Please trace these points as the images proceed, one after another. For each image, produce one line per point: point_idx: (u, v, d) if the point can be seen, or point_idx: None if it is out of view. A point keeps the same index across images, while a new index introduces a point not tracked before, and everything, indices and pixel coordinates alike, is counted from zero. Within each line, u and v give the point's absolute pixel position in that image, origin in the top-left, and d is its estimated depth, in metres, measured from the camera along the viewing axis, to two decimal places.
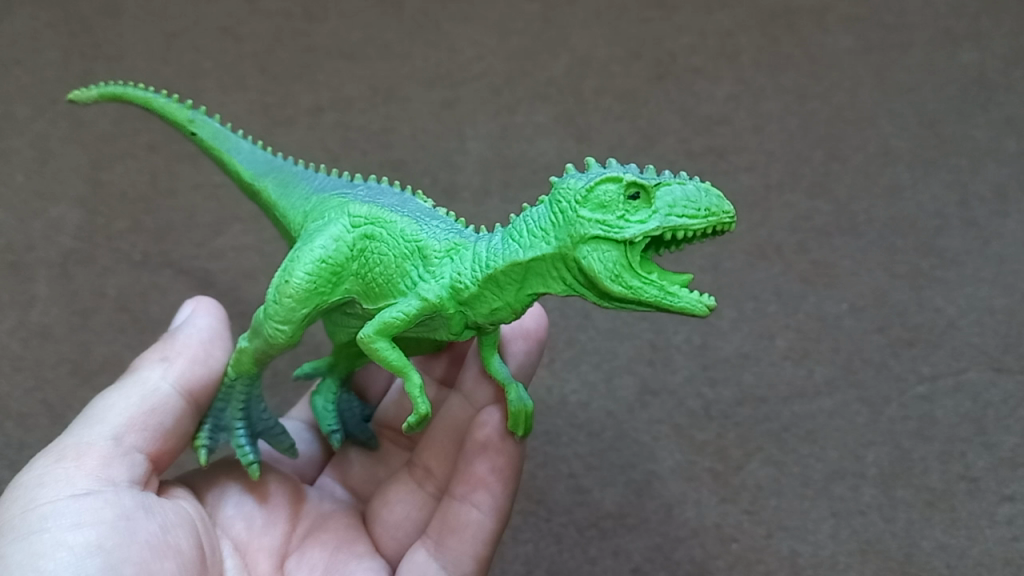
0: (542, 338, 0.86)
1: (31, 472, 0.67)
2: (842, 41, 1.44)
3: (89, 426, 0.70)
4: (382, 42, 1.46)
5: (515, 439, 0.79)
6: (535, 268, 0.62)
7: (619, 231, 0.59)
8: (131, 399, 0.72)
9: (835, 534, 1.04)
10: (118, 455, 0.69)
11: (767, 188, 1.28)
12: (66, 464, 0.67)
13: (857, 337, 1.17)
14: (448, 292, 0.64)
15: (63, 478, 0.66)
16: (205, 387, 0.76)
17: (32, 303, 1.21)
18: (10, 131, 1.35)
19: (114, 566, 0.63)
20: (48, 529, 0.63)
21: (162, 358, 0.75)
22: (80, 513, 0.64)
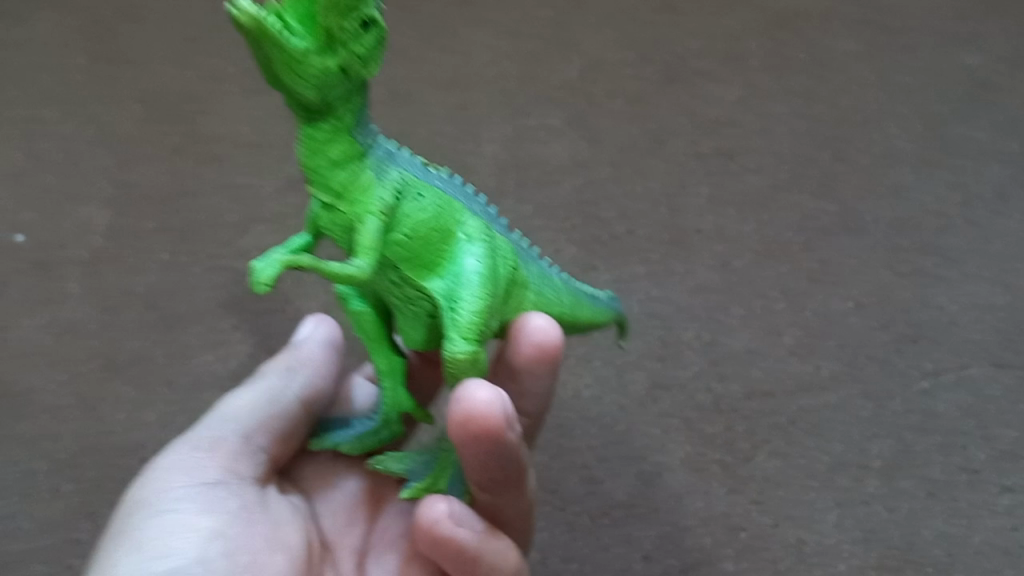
0: (506, 427, 0.62)
1: (168, 461, 0.75)
2: (848, 45, 1.48)
3: (220, 424, 0.78)
4: (399, 46, 1.50)
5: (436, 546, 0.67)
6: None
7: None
8: (257, 401, 0.80)
9: (839, 523, 1.07)
10: (243, 451, 0.77)
11: (774, 189, 1.32)
12: (197, 459, 0.75)
13: (862, 334, 1.20)
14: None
15: (197, 467, 0.74)
16: (318, 396, 0.83)
17: (63, 300, 1.26)
18: (41, 134, 1.41)
19: (231, 553, 0.69)
20: (177, 510, 0.70)
21: (288, 366, 0.83)
22: (207, 503, 0.72)
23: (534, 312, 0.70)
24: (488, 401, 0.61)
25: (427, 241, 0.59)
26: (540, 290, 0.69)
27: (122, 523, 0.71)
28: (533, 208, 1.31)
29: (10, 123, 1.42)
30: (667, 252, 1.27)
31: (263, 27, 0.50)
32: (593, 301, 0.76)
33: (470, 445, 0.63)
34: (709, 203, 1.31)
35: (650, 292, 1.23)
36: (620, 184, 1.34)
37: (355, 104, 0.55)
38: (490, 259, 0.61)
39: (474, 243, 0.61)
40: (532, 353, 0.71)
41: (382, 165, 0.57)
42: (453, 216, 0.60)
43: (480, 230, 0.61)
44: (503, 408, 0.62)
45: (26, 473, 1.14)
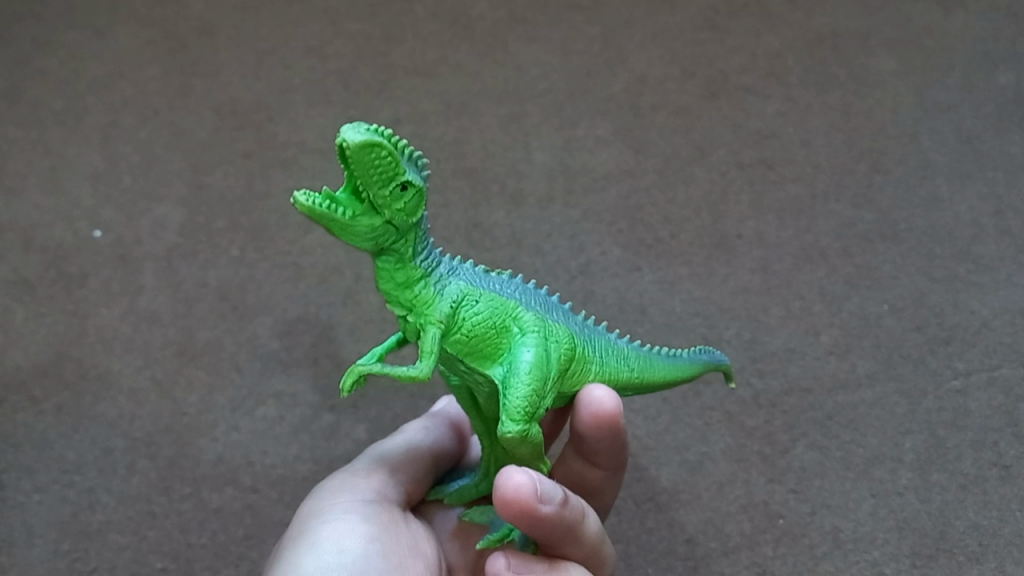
0: (538, 504, 0.63)
1: (327, 485, 0.83)
2: (885, 63, 1.55)
3: (368, 459, 0.87)
4: (455, 60, 1.59)
5: None
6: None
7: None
8: (398, 443, 0.89)
9: (874, 512, 1.12)
10: (391, 479, 0.85)
11: (813, 198, 1.38)
12: (354, 482, 0.83)
13: (897, 335, 1.25)
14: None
15: (353, 487, 0.82)
16: (446, 452, 0.91)
17: (140, 292, 1.35)
18: (119, 139, 1.51)
19: (387, 554, 0.76)
20: (342, 518, 0.77)
21: (425, 424, 0.92)
22: (366, 514, 0.79)
23: (593, 384, 0.69)
24: (520, 485, 0.63)
25: (485, 335, 0.62)
26: (607, 363, 0.70)
27: (292, 534, 0.78)
28: (581, 213, 1.38)
29: (91, 128, 1.52)
30: (709, 255, 1.33)
31: (315, 212, 0.56)
32: (672, 361, 0.75)
33: (512, 522, 0.65)
34: (750, 210, 1.38)
35: (692, 293, 1.29)
36: (664, 191, 1.40)
37: (408, 239, 0.60)
38: (545, 348, 0.63)
39: (529, 335, 0.63)
40: (593, 421, 0.71)
41: (439, 280, 0.62)
42: (508, 313, 0.63)
43: (535, 322, 0.64)
44: (538, 489, 0.63)
45: (105, 450, 1.21)
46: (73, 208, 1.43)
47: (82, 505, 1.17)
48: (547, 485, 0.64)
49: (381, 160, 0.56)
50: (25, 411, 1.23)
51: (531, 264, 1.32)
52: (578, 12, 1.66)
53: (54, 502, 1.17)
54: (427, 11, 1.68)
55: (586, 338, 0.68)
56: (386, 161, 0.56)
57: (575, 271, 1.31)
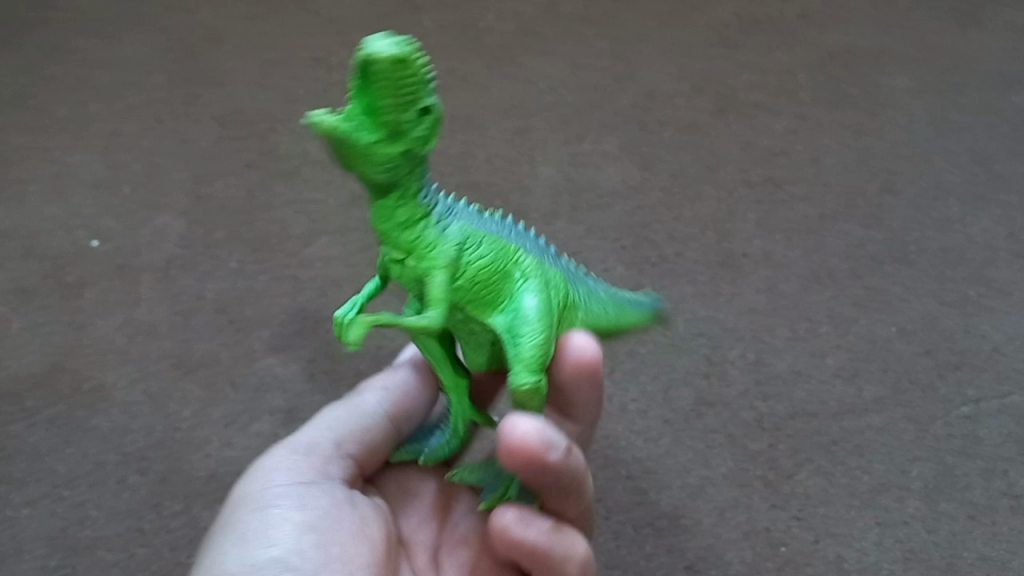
0: (549, 451, 0.63)
1: (265, 467, 0.78)
2: (898, 82, 1.52)
3: (318, 430, 0.81)
4: (462, 73, 1.57)
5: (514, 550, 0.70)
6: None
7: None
8: (351, 411, 0.82)
9: (880, 542, 1.09)
10: (335, 457, 0.79)
11: (822, 218, 1.36)
12: (292, 465, 0.77)
13: (907, 360, 1.23)
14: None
15: (291, 468, 0.77)
16: (411, 411, 0.82)
17: (138, 303, 1.33)
18: (122, 147, 1.50)
19: (324, 545, 0.71)
20: (276, 507, 0.73)
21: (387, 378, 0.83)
22: (302, 500, 0.74)
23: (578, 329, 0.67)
24: (526, 432, 0.62)
25: (487, 282, 0.59)
26: (595, 309, 0.67)
27: (224, 524, 0.74)
28: (585, 229, 1.35)
29: (94, 135, 1.51)
30: (714, 274, 1.31)
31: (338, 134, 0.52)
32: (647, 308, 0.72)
33: (517, 467, 0.64)
34: (757, 229, 1.35)
35: (697, 312, 1.27)
36: (670, 209, 1.38)
37: (414, 174, 0.56)
38: (548, 295, 0.61)
39: (531, 281, 0.60)
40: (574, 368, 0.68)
41: (440, 222, 0.58)
42: (509, 257, 0.60)
43: (536, 267, 0.61)
44: (544, 437, 0.62)
45: (97, 463, 1.20)
46: (74, 217, 1.42)
47: (71, 521, 1.15)
48: (555, 434, 0.64)
49: (406, 82, 0.52)
50: (18, 422, 1.22)
51: None
52: (588, 26, 1.64)
53: (43, 517, 1.16)
54: (435, 21, 1.65)
55: (575, 283, 0.66)
56: (411, 83, 0.52)
57: None
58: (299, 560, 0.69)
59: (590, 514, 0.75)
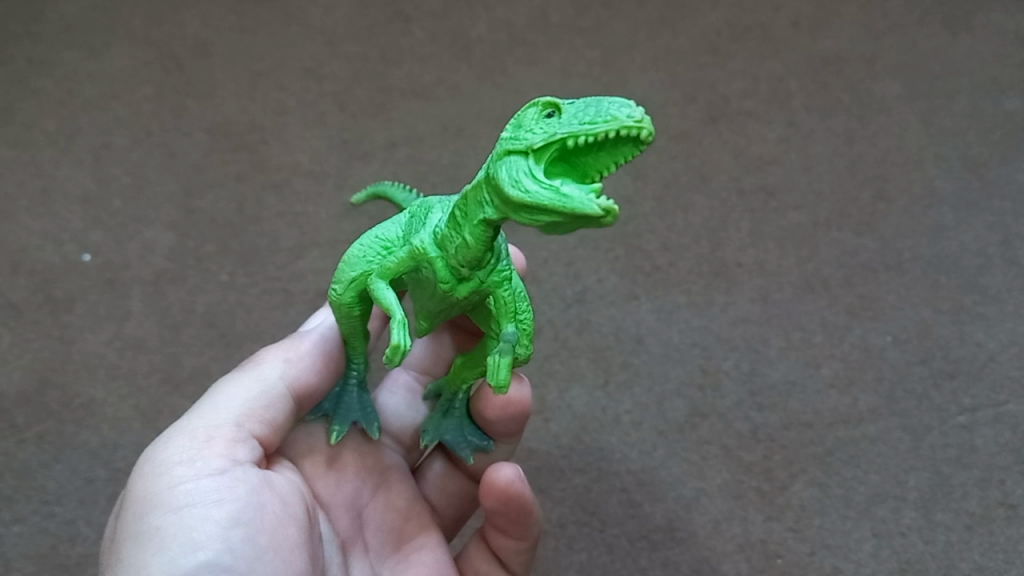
0: (527, 399, 0.83)
1: (166, 454, 0.72)
2: (890, 88, 1.51)
3: (217, 410, 0.75)
4: (452, 83, 1.56)
5: (500, 504, 0.82)
6: (475, 198, 0.62)
7: (527, 143, 0.58)
8: (250, 390, 0.76)
9: (876, 553, 1.11)
10: (240, 438, 0.74)
11: (815, 226, 1.35)
12: (198, 449, 0.72)
13: (901, 368, 1.23)
14: (432, 240, 0.66)
15: (199, 459, 0.71)
16: (313, 393, 0.80)
17: (127, 317, 1.33)
18: (110, 160, 1.49)
19: (253, 538, 0.70)
20: (194, 504, 0.69)
21: (284, 352, 0.79)
22: (219, 491, 0.70)
23: None
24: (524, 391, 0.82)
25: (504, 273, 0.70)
26: None
27: (131, 522, 0.68)
28: (577, 239, 1.33)
29: (82, 149, 1.49)
30: (708, 284, 1.30)
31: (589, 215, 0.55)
32: None
33: (508, 415, 0.83)
34: (750, 237, 1.34)
35: (691, 322, 1.27)
36: (663, 218, 1.35)
37: None
38: None
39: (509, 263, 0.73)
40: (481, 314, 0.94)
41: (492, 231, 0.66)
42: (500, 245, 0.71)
43: None
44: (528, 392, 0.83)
45: (87, 481, 1.20)
46: (62, 231, 1.41)
47: (61, 537, 1.16)
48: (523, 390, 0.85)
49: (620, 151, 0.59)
50: (7, 439, 1.22)
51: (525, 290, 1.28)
52: (578, 34, 1.60)
53: (33, 533, 1.16)
54: (426, 31, 1.64)
55: None
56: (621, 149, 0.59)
57: (571, 300, 1.28)
58: (232, 560, 0.67)
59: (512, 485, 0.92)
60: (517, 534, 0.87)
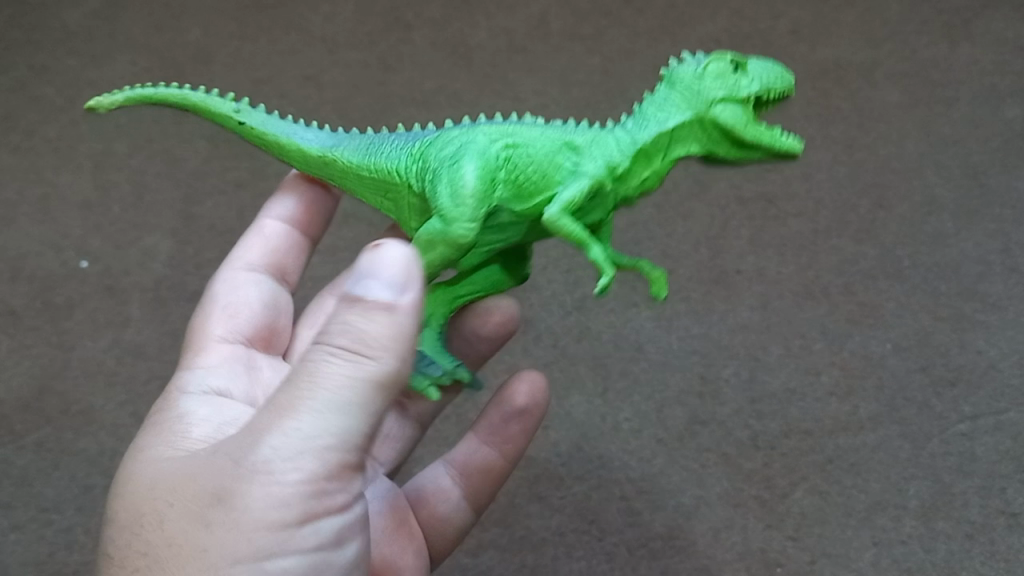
0: (511, 322, 0.96)
1: (283, 484, 0.58)
2: (890, 95, 1.51)
3: (326, 431, 0.58)
4: (452, 91, 1.56)
5: (529, 405, 0.95)
6: (678, 136, 0.67)
7: (744, 90, 0.67)
8: (364, 405, 0.58)
9: (876, 562, 1.10)
10: (351, 459, 0.60)
11: (815, 234, 1.35)
12: (327, 486, 0.60)
13: (901, 376, 1.23)
14: (605, 171, 0.65)
15: (319, 495, 0.60)
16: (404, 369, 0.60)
17: (126, 324, 1.32)
18: (110, 166, 1.49)
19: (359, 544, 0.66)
20: (320, 540, 0.61)
21: (395, 347, 0.57)
22: (339, 520, 0.62)
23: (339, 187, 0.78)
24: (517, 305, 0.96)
25: None
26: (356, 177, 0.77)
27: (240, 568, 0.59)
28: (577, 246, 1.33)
29: (82, 156, 1.49)
30: (708, 291, 1.30)
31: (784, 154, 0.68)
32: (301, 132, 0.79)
33: (500, 335, 0.95)
34: (750, 244, 1.34)
35: (691, 330, 1.27)
36: (663, 225, 1.35)
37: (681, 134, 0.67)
38: None
39: None
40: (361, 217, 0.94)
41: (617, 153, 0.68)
42: None
43: None
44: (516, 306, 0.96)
45: (85, 488, 1.19)
46: (62, 238, 1.41)
47: (58, 545, 1.15)
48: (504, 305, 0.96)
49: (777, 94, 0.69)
50: (7, 447, 1.22)
51: (526, 299, 1.29)
52: (578, 42, 1.61)
53: (31, 541, 1.16)
54: (426, 38, 1.64)
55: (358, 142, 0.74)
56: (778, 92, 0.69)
57: (571, 307, 1.29)
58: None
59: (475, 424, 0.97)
60: (514, 449, 0.96)
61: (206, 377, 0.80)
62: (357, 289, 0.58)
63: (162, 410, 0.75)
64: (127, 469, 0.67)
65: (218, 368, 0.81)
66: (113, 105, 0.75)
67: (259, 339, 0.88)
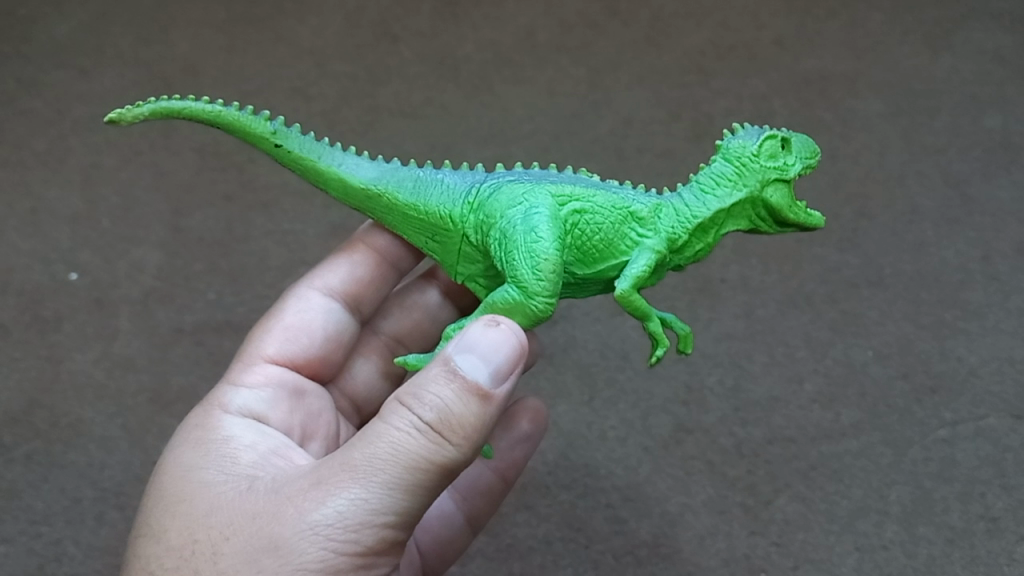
0: None
1: (340, 545, 0.61)
2: (872, 106, 1.53)
3: (392, 498, 0.62)
4: (440, 103, 1.57)
5: (533, 430, 0.98)
6: (732, 213, 0.70)
7: (792, 170, 0.70)
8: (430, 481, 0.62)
9: (858, 567, 1.11)
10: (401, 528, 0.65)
11: (798, 243, 1.37)
12: (373, 557, 0.64)
13: (883, 383, 1.25)
14: (666, 245, 0.68)
15: (365, 559, 0.63)
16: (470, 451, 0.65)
17: (115, 337, 1.33)
18: (99, 179, 1.49)
19: None
20: None
21: (475, 429, 0.62)
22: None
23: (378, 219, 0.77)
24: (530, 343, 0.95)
25: None
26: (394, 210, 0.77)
27: None
28: None
29: (71, 168, 1.50)
30: (692, 300, 1.31)
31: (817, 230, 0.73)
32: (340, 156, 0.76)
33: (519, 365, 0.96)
34: (734, 254, 1.35)
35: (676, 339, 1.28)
36: None
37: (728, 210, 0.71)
38: None
39: None
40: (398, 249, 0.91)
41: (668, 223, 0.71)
42: None
43: None
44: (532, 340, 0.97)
45: (74, 499, 1.20)
46: (51, 251, 1.42)
47: (47, 557, 1.15)
48: None
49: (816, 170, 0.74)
50: None
51: None
52: (564, 54, 1.62)
53: (20, 553, 1.16)
54: (414, 51, 1.65)
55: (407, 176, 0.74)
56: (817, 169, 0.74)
57: (557, 317, 1.30)
58: None
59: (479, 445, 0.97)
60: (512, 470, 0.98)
61: (246, 400, 0.80)
62: (457, 363, 0.62)
63: (205, 427, 0.75)
64: (183, 488, 0.68)
65: (259, 390, 0.82)
66: (137, 115, 0.68)
67: (307, 369, 0.89)
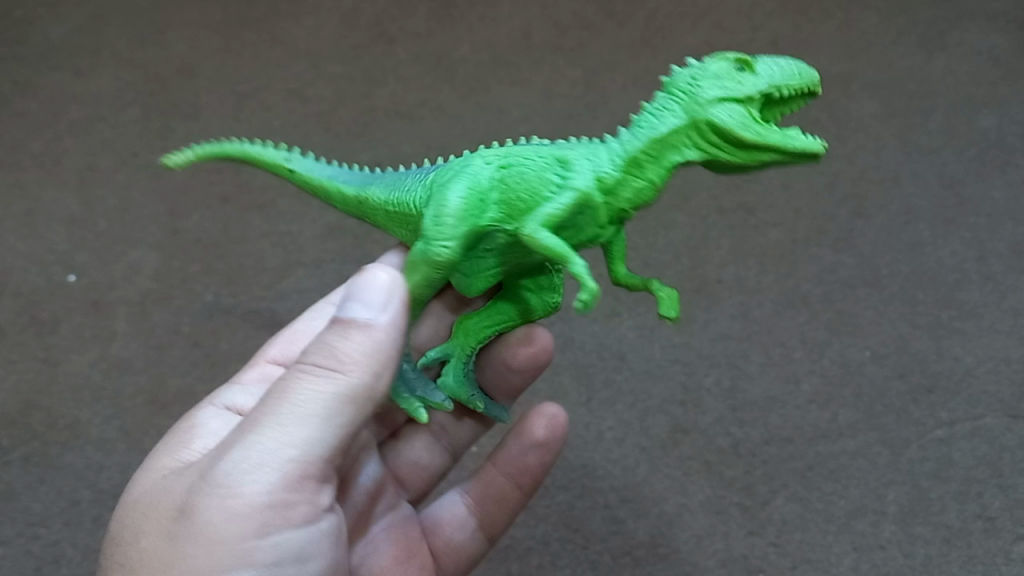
0: (544, 351, 0.91)
1: (247, 487, 0.60)
2: (868, 106, 1.53)
3: (295, 434, 0.60)
4: (436, 104, 1.58)
5: (549, 441, 0.94)
6: (672, 141, 0.65)
7: (744, 91, 0.65)
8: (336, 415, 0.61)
9: (856, 567, 1.12)
10: (319, 471, 0.62)
11: (795, 243, 1.37)
12: (291, 502, 0.62)
13: (879, 383, 1.25)
14: (594, 185, 0.65)
15: (283, 505, 0.61)
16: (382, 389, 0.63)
17: (112, 338, 1.33)
18: (94, 180, 1.49)
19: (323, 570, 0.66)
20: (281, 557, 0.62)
21: (371, 358, 0.61)
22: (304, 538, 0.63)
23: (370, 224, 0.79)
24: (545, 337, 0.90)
25: None
26: None
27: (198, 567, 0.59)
28: None
29: (67, 170, 1.50)
30: (689, 300, 1.32)
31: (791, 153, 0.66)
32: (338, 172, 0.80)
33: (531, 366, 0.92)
34: (730, 254, 1.36)
35: (672, 340, 1.29)
36: (644, 236, 1.37)
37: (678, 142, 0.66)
38: None
39: None
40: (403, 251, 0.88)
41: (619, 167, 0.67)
42: None
43: None
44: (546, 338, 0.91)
45: (71, 501, 1.19)
46: (47, 253, 1.41)
47: (45, 560, 1.15)
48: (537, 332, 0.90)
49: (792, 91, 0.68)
50: None
51: None
52: (560, 54, 1.62)
53: (17, 556, 1.16)
54: (410, 52, 1.65)
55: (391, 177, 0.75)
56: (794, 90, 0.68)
57: (555, 318, 1.30)
58: None
59: (496, 454, 0.96)
60: (530, 481, 0.95)
61: (235, 396, 0.83)
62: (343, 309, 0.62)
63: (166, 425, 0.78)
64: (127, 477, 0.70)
65: (250, 385, 0.84)
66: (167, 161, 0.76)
67: None
